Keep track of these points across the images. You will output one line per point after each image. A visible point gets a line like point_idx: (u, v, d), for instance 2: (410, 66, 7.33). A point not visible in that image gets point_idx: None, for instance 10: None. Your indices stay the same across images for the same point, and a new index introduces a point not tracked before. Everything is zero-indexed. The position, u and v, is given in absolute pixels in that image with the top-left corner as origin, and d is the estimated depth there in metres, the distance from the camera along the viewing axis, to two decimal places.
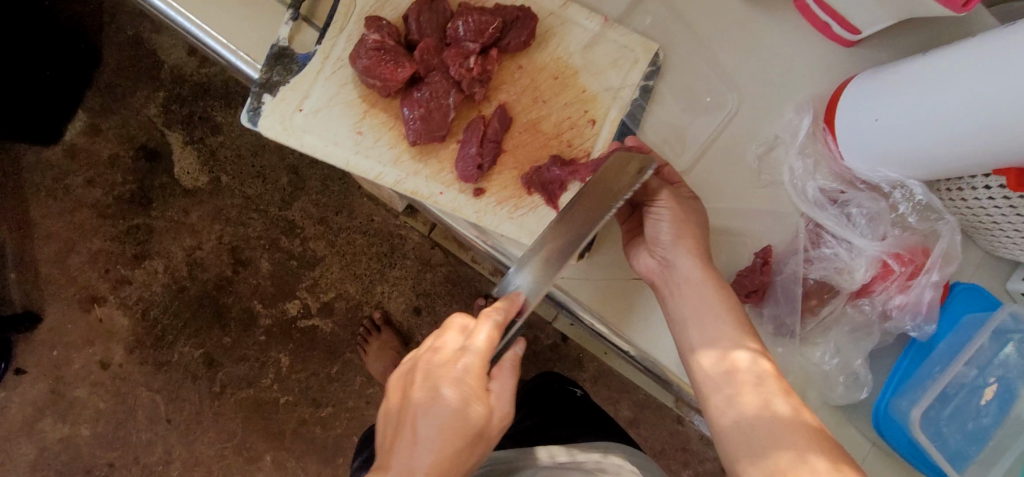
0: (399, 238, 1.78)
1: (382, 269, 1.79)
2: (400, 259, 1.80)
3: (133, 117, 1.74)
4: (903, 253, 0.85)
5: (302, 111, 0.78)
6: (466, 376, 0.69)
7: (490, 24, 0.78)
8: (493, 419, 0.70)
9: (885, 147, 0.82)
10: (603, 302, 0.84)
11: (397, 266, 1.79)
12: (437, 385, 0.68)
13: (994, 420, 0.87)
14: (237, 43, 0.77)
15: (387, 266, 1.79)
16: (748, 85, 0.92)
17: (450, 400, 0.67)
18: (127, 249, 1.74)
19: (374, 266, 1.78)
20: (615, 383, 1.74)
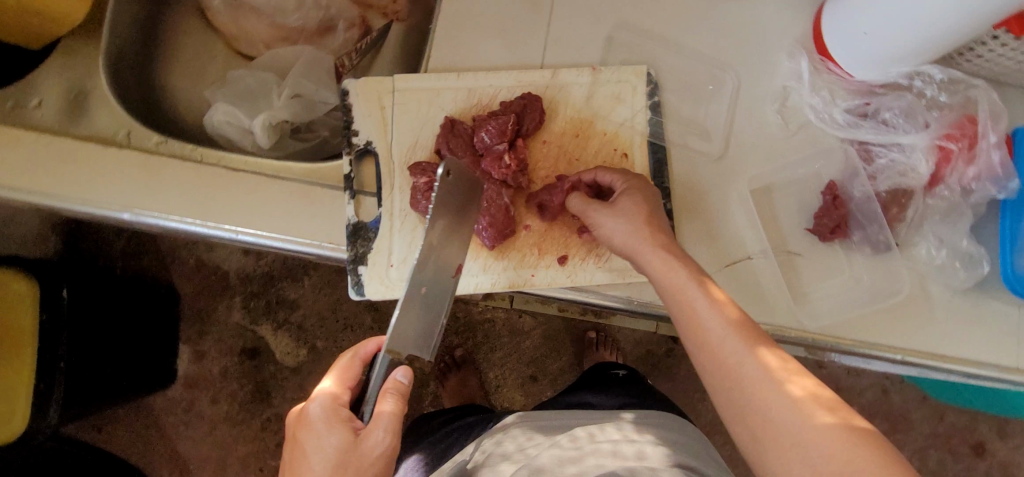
0: (489, 323, 1.97)
1: (486, 355, 1.96)
2: (497, 340, 1.96)
3: (224, 329, 1.91)
4: (952, 132, 0.89)
5: (394, 265, 0.89)
6: (327, 413, 0.81)
7: (508, 123, 0.88)
8: (363, 437, 0.78)
9: (883, 52, 0.88)
10: None
11: (497, 348, 1.96)
12: (309, 416, 0.81)
13: None
14: (319, 237, 0.89)
15: (489, 351, 1.96)
16: (737, 57, 0.99)
17: (320, 426, 0.80)
18: (269, 441, 1.89)
19: (479, 354, 1.95)
20: None
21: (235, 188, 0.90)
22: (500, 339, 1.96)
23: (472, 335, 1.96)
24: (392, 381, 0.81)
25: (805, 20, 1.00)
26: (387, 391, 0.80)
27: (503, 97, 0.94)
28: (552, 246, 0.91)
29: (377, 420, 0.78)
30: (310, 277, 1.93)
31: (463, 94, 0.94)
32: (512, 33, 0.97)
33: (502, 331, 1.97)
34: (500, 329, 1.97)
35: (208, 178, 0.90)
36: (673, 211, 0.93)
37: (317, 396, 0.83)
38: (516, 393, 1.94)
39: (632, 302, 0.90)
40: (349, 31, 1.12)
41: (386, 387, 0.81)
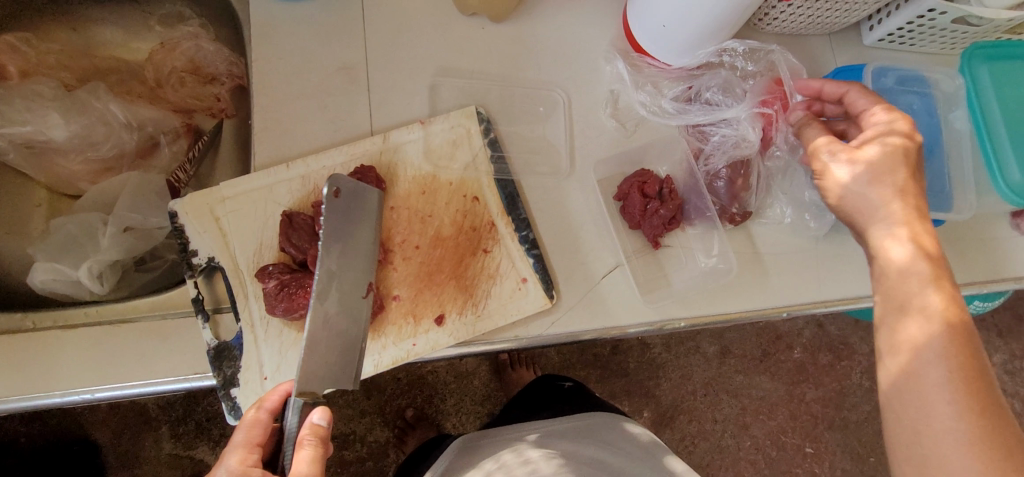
0: (432, 374, 1.93)
1: (437, 407, 1.91)
2: (445, 389, 1.93)
3: (158, 464, 1.80)
4: (767, 97, 0.93)
5: (267, 377, 0.85)
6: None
7: None
8: None
9: (685, 38, 0.91)
10: (589, 315, 0.91)
11: (447, 397, 1.92)
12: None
13: (934, 155, 0.96)
14: (182, 370, 0.83)
15: (441, 402, 1.91)
16: (560, 74, 1.01)
17: None
18: None
19: (429, 409, 1.90)
20: None
21: (77, 347, 0.83)
22: (448, 386, 1.93)
23: (419, 391, 1.91)
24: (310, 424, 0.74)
25: (613, 21, 1.02)
26: (304, 440, 0.74)
27: (340, 175, 0.92)
28: (426, 309, 0.89)
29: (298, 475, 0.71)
30: None
31: (297, 183, 0.91)
32: (333, 108, 0.95)
33: (447, 379, 1.93)
34: (445, 377, 1.93)
35: (46, 344, 0.83)
36: (537, 240, 0.93)
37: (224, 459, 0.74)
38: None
39: (521, 340, 0.90)
40: (175, 142, 1.09)
41: (304, 434, 0.74)
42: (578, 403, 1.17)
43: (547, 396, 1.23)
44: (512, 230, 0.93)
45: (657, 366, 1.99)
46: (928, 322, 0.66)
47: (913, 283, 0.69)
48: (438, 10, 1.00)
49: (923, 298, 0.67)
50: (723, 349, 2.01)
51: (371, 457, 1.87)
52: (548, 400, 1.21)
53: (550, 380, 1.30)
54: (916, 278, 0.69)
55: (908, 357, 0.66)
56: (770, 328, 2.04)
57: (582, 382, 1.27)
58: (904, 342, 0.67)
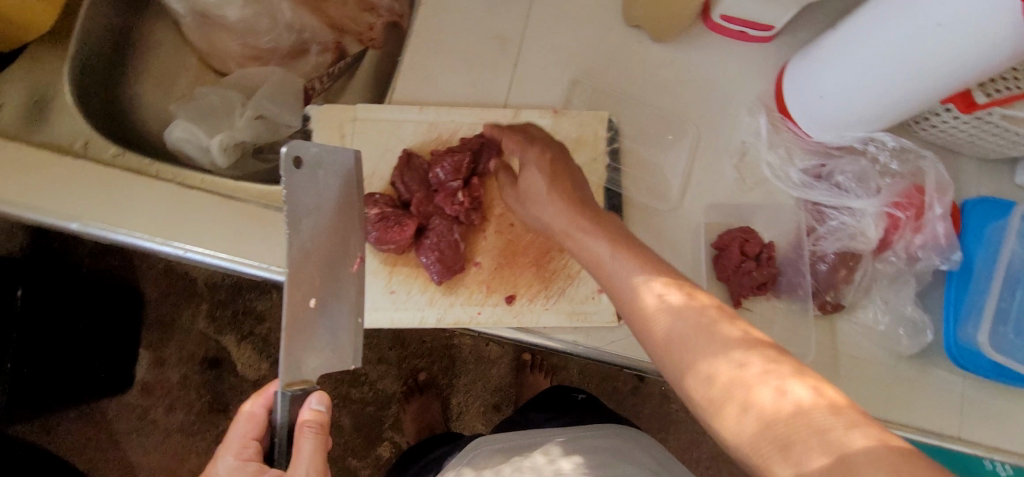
0: (455, 349, 1.95)
1: (449, 381, 1.94)
2: (463, 366, 1.95)
3: (188, 337, 1.89)
4: (900, 200, 0.90)
5: None
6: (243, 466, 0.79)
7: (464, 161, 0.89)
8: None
9: (841, 116, 0.90)
10: None
11: (462, 375, 1.95)
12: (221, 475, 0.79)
13: None
14: (268, 259, 0.87)
15: (454, 377, 1.94)
16: (700, 109, 1.00)
17: None
18: None
19: (442, 380, 1.93)
20: None
21: (185, 206, 0.89)
22: (466, 365, 1.96)
23: (439, 359, 1.94)
24: (306, 413, 0.74)
25: (768, 77, 1.01)
26: (303, 430, 0.74)
27: (464, 134, 0.95)
28: (500, 285, 0.91)
29: (298, 464, 0.73)
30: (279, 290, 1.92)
31: (424, 128, 0.94)
32: (477, 70, 0.98)
33: (468, 358, 1.96)
34: (467, 355, 1.96)
35: (161, 194, 0.89)
36: None
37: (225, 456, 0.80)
38: (477, 421, 1.94)
39: (578, 346, 0.90)
40: (322, 54, 1.14)
41: (301, 423, 0.74)
42: (591, 415, 1.14)
43: (559, 404, 1.21)
44: None
45: (669, 421, 1.96)
46: (758, 354, 0.54)
47: (735, 336, 0.57)
48: (604, 11, 1.01)
49: (749, 336, 0.56)
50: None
51: (374, 404, 1.91)
52: (559, 408, 1.19)
53: (563, 391, 1.29)
54: (720, 340, 0.56)
55: (767, 416, 0.50)
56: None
57: (595, 398, 1.25)
58: (742, 396, 0.52)
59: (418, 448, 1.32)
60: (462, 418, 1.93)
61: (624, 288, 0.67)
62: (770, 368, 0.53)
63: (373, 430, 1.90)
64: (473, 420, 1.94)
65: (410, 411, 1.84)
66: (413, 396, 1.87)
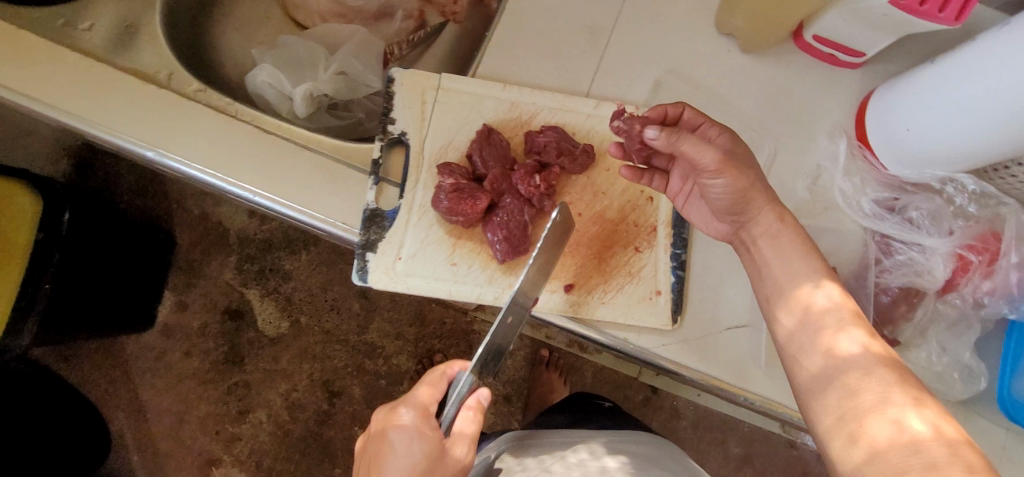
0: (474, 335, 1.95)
1: None
2: None
3: (213, 285, 1.90)
4: (975, 243, 0.89)
5: (401, 258, 0.88)
6: (421, 427, 0.77)
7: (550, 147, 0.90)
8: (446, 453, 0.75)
9: (920, 152, 0.89)
10: (701, 358, 0.88)
11: None
12: (395, 415, 0.78)
13: None
14: (335, 216, 0.88)
15: None
16: (779, 127, 1.00)
17: (411, 432, 0.76)
18: (231, 406, 1.86)
19: None
20: None
21: (259, 149, 0.89)
22: None
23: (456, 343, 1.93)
24: (474, 398, 0.80)
25: (850, 104, 1.01)
26: (471, 408, 0.80)
27: (543, 117, 0.95)
28: (559, 273, 0.91)
29: (461, 440, 0.77)
30: (309, 251, 1.92)
31: (505, 106, 0.94)
32: (564, 56, 0.97)
33: None
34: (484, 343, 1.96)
35: (239, 136, 0.89)
36: (686, 263, 0.92)
37: (405, 403, 0.79)
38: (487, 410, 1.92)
39: (628, 344, 0.90)
40: (405, 20, 1.14)
41: (469, 403, 0.80)
42: (622, 421, 1.12)
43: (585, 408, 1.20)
44: (668, 244, 0.93)
45: (676, 437, 1.95)
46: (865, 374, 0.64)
47: (818, 363, 0.68)
48: (697, 17, 1.01)
49: (836, 356, 0.67)
50: (745, 456, 1.95)
51: (386, 379, 1.90)
52: (584, 412, 1.17)
53: (586, 398, 1.27)
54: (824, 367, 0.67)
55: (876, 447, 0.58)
56: (800, 461, 1.95)
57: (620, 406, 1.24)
58: (854, 424, 0.62)
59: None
60: None
61: (783, 287, 0.76)
62: (881, 396, 0.62)
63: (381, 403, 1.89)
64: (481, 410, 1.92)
65: None
66: None
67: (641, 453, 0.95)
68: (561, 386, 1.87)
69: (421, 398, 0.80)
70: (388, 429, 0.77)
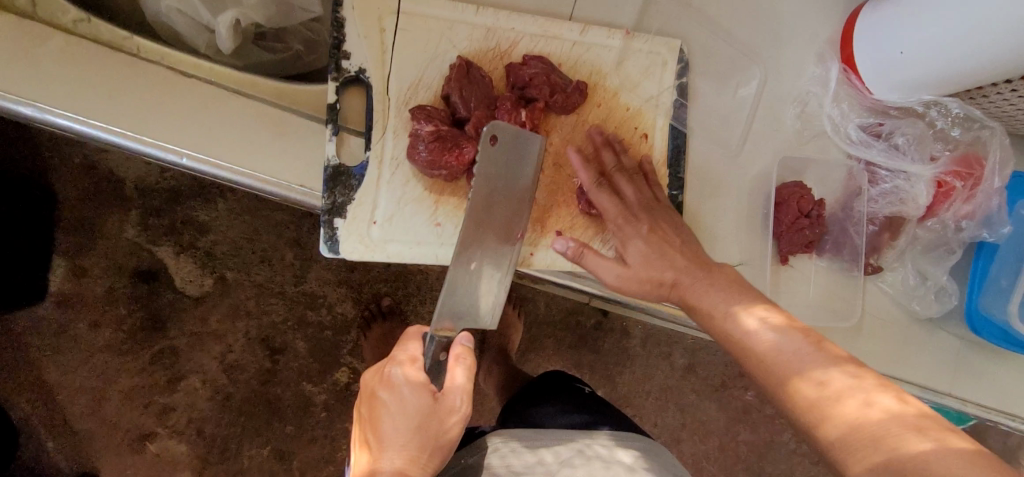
0: (422, 274, 1.73)
1: (413, 309, 1.73)
2: (429, 293, 1.73)
3: (115, 245, 1.62)
4: (960, 168, 0.90)
5: (376, 223, 0.76)
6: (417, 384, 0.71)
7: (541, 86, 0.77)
8: (445, 408, 0.71)
9: (910, 74, 0.85)
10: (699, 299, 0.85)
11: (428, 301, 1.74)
12: (385, 377, 0.71)
13: None
14: (291, 177, 0.73)
15: (418, 304, 1.73)
16: (768, 52, 0.93)
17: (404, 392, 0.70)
18: (158, 376, 1.64)
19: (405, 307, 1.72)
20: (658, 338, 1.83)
21: (180, 100, 0.71)
22: (433, 292, 1.74)
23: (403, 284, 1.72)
24: (461, 348, 0.75)
25: (834, 24, 0.96)
26: (459, 360, 0.74)
27: (525, 46, 0.82)
28: (547, 223, 0.82)
29: (454, 389, 0.72)
30: (225, 199, 1.65)
31: (480, 33, 0.80)
32: None
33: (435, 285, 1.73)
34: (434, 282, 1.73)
35: (150, 80, 0.71)
36: (683, 205, 0.88)
37: (392, 362, 0.72)
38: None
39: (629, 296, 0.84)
40: None
41: (455, 353, 0.74)
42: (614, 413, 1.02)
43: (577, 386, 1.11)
44: (665, 184, 0.87)
45: (626, 357, 1.89)
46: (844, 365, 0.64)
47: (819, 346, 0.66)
48: None
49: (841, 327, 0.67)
50: (689, 365, 1.90)
51: (331, 329, 1.69)
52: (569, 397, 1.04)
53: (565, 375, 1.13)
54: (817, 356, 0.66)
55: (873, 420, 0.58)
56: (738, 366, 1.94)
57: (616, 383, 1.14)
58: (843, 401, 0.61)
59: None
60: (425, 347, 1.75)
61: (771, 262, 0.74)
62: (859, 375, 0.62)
63: (328, 355, 1.69)
64: None
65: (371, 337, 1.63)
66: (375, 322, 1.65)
67: (645, 448, 0.94)
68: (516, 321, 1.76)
69: (409, 354, 0.73)
70: (378, 391, 0.71)
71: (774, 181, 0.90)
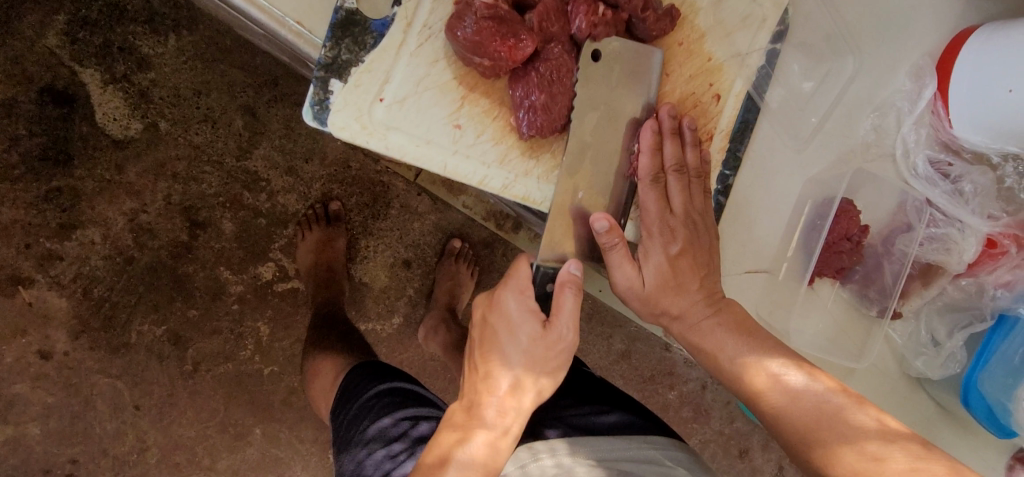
0: (384, 186, 1.45)
1: (365, 221, 1.45)
2: (385, 208, 1.46)
3: (27, 49, 1.27)
4: (1020, 234, 0.82)
5: (382, 101, 0.59)
6: (523, 316, 0.67)
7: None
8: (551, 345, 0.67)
9: (1009, 121, 0.75)
10: None
11: (382, 217, 1.46)
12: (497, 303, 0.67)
13: None
14: (285, 7, 0.56)
15: (372, 218, 1.45)
16: (870, 46, 0.80)
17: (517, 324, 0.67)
18: (50, 218, 1.32)
19: (355, 218, 1.44)
20: (607, 317, 1.59)
21: None
22: (389, 208, 1.46)
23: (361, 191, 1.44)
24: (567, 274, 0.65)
25: (945, 36, 0.83)
26: (565, 287, 0.65)
27: None
28: None
29: (561, 320, 0.66)
30: (178, 36, 1.32)
31: None
32: None
33: (393, 201, 1.46)
34: (393, 198, 1.46)
35: None
36: (730, 189, 0.76)
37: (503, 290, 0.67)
38: (381, 271, 1.47)
39: None
40: None
41: (562, 280, 0.65)
42: (615, 408, 0.84)
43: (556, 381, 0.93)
44: (719, 161, 0.74)
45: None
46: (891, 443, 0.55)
47: None
48: None
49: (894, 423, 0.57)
50: (625, 352, 1.59)
51: (267, 218, 1.40)
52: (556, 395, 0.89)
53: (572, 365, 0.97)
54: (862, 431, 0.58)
55: None
56: (670, 360, 1.63)
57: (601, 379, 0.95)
58: None
59: (378, 375, 0.97)
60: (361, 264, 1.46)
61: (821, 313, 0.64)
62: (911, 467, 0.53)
63: (257, 245, 1.40)
64: (374, 272, 1.47)
65: (307, 241, 1.36)
66: (316, 224, 1.37)
67: (606, 456, 0.75)
68: (468, 278, 1.45)
69: (518, 282, 0.67)
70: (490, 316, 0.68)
71: (842, 190, 0.79)
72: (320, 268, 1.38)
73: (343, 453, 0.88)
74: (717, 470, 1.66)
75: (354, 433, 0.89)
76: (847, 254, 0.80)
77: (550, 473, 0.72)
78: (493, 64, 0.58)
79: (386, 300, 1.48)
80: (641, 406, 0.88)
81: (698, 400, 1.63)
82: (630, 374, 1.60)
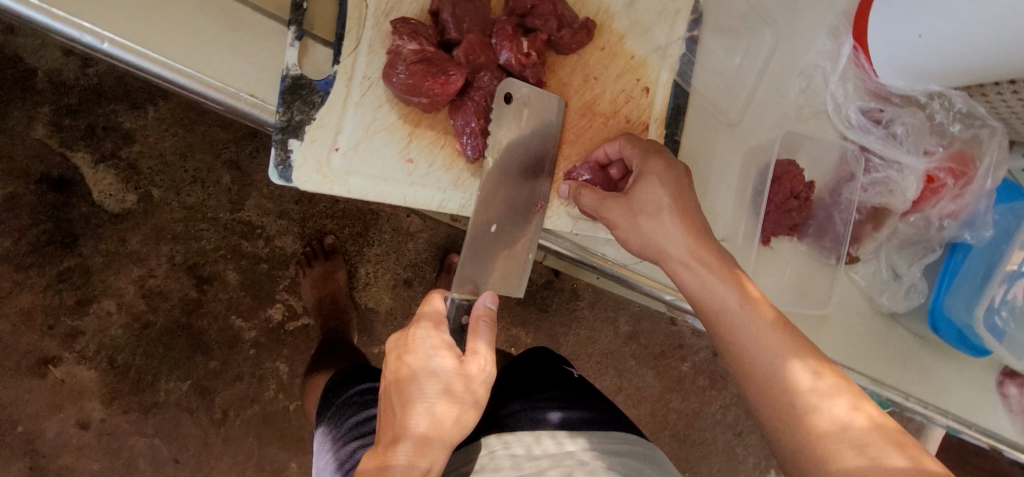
0: (372, 214, 1.51)
1: (359, 251, 1.52)
2: (377, 235, 1.52)
3: (19, 145, 1.35)
4: (955, 166, 0.88)
5: (338, 150, 0.67)
6: (441, 348, 0.67)
7: (546, 18, 0.69)
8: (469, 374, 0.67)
9: (915, 62, 0.80)
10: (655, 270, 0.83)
11: (375, 244, 1.52)
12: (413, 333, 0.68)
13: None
14: (238, 83, 0.63)
15: (365, 246, 1.51)
16: (782, 16, 0.86)
17: (434, 354, 0.67)
18: (66, 297, 1.39)
19: (350, 249, 1.51)
20: (608, 302, 1.62)
21: None
22: (381, 234, 1.52)
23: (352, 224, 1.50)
24: (481, 308, 0.70)
25: None
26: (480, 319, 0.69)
27: None
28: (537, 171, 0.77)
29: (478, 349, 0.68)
30: (156, 108, 1.38)
31: None
32: None
33: (384, 227, 1.52)
34: (384, 224, 1.52)
35: None
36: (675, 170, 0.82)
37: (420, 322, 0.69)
38: (384, 295, 1.54)
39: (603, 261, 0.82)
40: None
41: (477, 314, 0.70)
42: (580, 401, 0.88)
43: (536, 373, 0.96)
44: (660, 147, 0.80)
45: (571, 318, 1.60)
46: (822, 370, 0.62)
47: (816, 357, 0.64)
48: None
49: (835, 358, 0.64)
50: (632, 333, 1.63)
51: (268, 263, 1.46)
52: (529, 386, 0.92)
53: (551, 364, 0.99)
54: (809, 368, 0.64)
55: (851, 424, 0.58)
56: (678, 334, 1.67)
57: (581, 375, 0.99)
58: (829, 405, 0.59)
59: (360, 377, 1.04)
60: (362, 292, 1.53)
61: None
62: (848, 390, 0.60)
63: (263, 290, 1.47)
64: (378, 297, 1.53)
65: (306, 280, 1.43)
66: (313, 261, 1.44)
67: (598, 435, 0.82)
68: None
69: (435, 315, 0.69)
70: (407, 355, 0.67)
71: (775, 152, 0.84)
72: (324, 302, 1.44)
73: (322, 450, 0.95)
74: (742, 432, 1.71)
75: (332, 429, 0.95)
76: (796, 211, 0.86)
77: (551, 451, 0.78)
78: (430, 103, 0.66)
79: (393, 323, 1.55)
80: (603, 399, 0.92)
81: (712, 367, 1.68)
82: (641, 353, 1.64)
